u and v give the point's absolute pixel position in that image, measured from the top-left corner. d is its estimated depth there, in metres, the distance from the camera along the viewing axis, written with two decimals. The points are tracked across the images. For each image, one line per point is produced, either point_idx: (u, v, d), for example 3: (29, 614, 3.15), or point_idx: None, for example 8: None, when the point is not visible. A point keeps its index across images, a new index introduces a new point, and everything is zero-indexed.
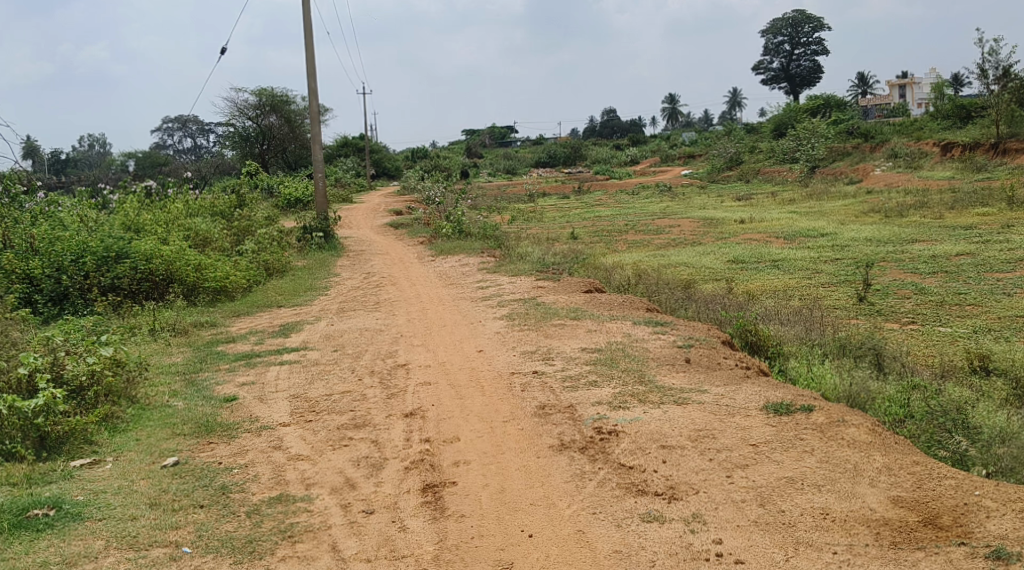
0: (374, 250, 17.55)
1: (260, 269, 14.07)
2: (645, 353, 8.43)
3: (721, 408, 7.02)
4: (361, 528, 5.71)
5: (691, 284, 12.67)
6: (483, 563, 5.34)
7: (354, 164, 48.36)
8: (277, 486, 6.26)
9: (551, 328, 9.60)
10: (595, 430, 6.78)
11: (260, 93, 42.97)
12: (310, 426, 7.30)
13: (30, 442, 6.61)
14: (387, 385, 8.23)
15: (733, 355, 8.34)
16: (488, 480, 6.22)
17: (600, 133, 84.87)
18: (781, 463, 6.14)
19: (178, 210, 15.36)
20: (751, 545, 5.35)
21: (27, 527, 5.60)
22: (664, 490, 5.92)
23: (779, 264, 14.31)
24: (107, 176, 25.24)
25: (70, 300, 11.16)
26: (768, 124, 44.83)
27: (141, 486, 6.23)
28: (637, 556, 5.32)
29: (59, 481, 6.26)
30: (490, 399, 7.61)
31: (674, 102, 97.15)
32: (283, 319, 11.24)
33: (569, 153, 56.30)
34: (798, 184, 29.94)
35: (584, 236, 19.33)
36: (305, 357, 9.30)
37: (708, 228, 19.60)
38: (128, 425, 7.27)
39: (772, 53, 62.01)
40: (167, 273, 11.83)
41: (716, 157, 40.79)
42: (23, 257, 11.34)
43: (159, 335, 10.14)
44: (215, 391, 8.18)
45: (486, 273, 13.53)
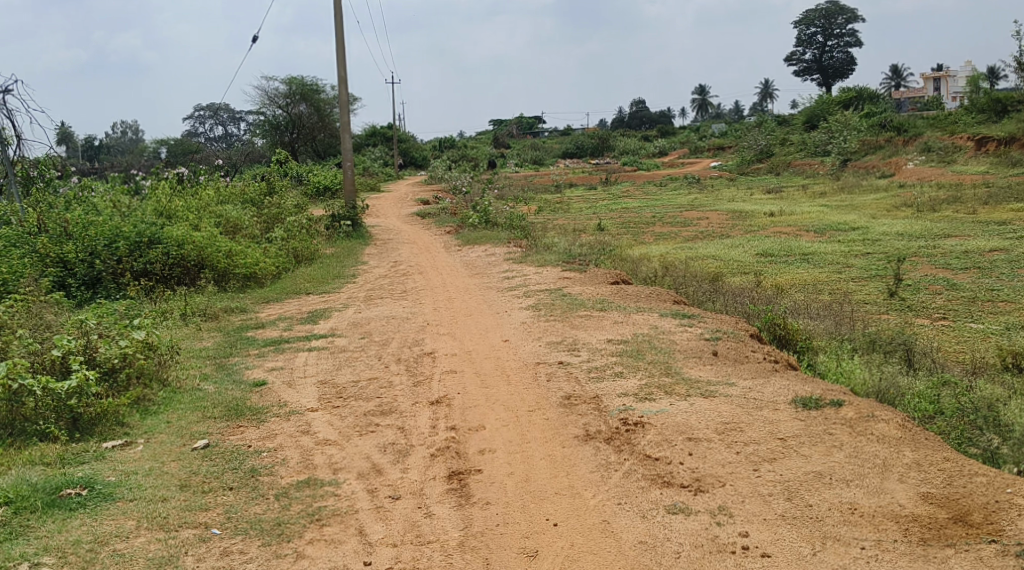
0: (401, 239, 17.63)
1: (289, 257, 14.16)
2: (671, 345, 8.40)
3: (748, 401, 6.98)
4: (387, 513, 5.75)
5: (718, 277, 12.57)
6: (507, 550, 5.36)
7: (382, 155, 48.57)
8: (306, 470, 6.32)
9: (576, 319, 9.57)
10: (621, 421, 6.77)
11: (291, 82, 43.30)
12: (338, 412, 7.35)
13: (63, 423, 6.73)
14: (413, 372, 8.27)
15: (761, 348, 8.29)
16: (513, 469, 6.23)
17: (629, 124, 84.48)
18: (809, 457, 6.11)
19: (209, 197, 15.51)
20: (778, 539, 5.32)
21: (60, 507, 5.70)
22: (690, 482, 5.90)
23: (809, 258, 14.16)
24: (140, 162, 25.47)
25: (103, 284, 11.31)
26: (800, 116, 44.41)
27: (172, 467, 6.32)
28: (662, 548, 5.31)
29: (91, 462, 6.36)
30: (516, 389, 7.63)
31: (704, 93, 96.50)
32: (311, 306, 11.33)
33: (597, 143, 56.01)
34: (829, 177, 29.56)
35: (612, 228, 19.21)
36: (333, 343, 9.37)
37: (737, 220, 19.42)
38: (159, 407, 7.37)
39: (804, 45, 61.31)
40: (198, 259, 11.97)
41: (745, 148, 40.39)
42: (56, 240, 11.41)
43: (190, 320, 10.25)
44: (245, 375, 8.27)
45: (512, 263, 13.53)
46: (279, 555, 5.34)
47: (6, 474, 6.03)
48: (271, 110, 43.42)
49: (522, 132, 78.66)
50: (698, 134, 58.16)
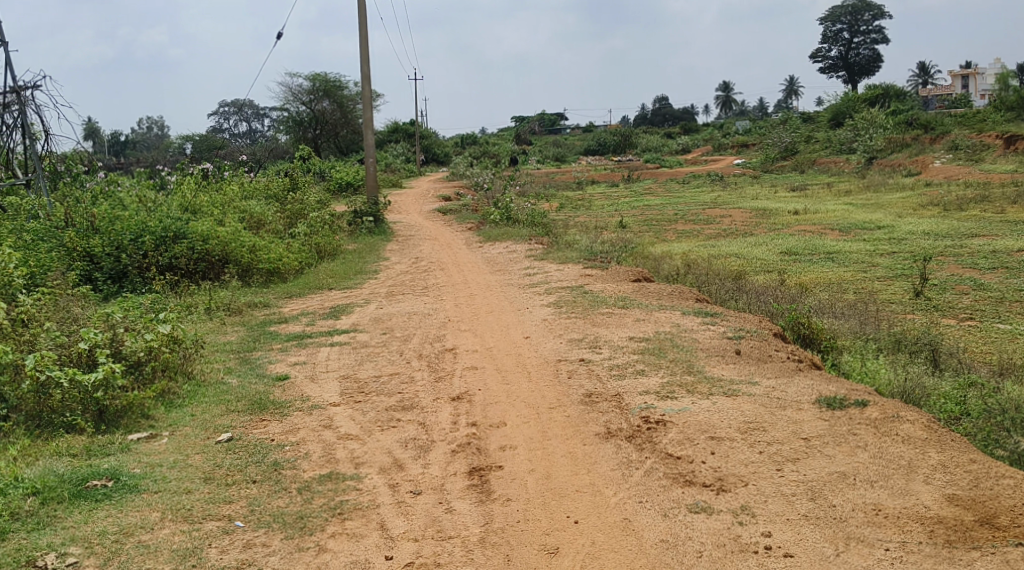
0: (423, 235, 17.65)
1: (312, 252, 14.24)
2: (694, 344, 8.36)
3: (771, 401, 6.94)
4: (409, 508, 5.77)
5: (742, 275, 12.51)
6: (528, 547, 5.36)
7: (405, 151, 48.69)
8: (328, 464, 6.35)
9: (598, 316, 9.55)
10: (642, 419, 6.75)
11: (314, 78, 43.66)
12: (360, 407, 7.38)
13: (90, 415, 6.80)
14: (435, 368, 8.29)
15: (785, 348, 8.24)
16: (534, 466, 6.23)
17: (652, 120, 84.13)
18: (833, 457, 6.06)
19: (233, 193, 15.60)
20: (802, 539, 5.29)
21: (86, 497, 5.75)
22: (712, 481, 5.87)
23: (833, 257, 14.04)
24: (166, 157, 25.75)
25: (129, 278, 11.41)
26: (825, 113, 44.05)
27: (196, 460, 6.37)
28: (683, 547, 5.29)
29: (117, 454, 6.42)
30: (537, 385, 7.63)
31: (728, 90, 95.98)
32: (334, 301, 11.37)
33: (620, 140, 55.89)
34: (855, 175, 29.31)
35: (633, 226, 19.15)
36: (355, 338, 9.40)
37: (761, 219, 19.29)
38: (184, 401, 7.44)
39: (830, 41, 60.79)
40: (223, 254, 12.07)
41: (769, 145, 40.14)
42: (83, 234, 11.51)
43: (214, 314, 10.34)
44: (268, 369, 8.33)
45: (533, 260, 13.53)
46: (301, 548, 5.37)
47: (33, 464, 6.10)
48: (295, 107, 44.09)
49: (544, 129, 78.71)
50: (722, 131, 57.88)
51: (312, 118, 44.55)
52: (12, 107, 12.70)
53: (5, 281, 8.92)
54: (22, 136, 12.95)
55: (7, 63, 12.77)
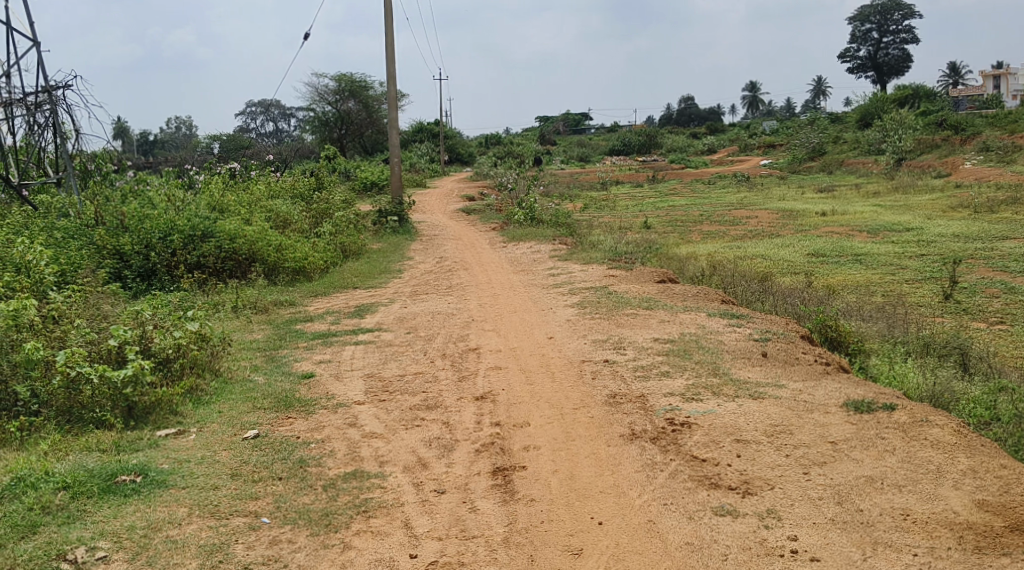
0: (447, 235, 17.66)
1: (337, 251, 14.31)
2: (719, 346, 8.31)
3: (799, 404, 6.89)
4: (433, 507, 5.78)
5: (768, 277, 12.43)
6: (552, 547, 5.36)
7: (429, 150, 48.80)
8: (353, 462, 6.38)
9: (622, 317, 9.52)
10: (667, 421, 6.73)
11: (340, 78, 43.83)
12: (384, 405, 7.42)
13: (119, 411, 6.87)
14: (459, 367, 8.31)
15: (812, 351, 8.18)
16: (558, 467, 6.23)
17: (677, 120, 83.76)
18: (861, 461, 6.01)
19: (260, 192, 15.72)
20: (828, 543, 5.25)
21: (116, 492, 5.82)
22: (738, 484, 5.84)
23: (861, 259, 13.91)
24: (194, 156, 25.94)
25: (158, 276, 11.51)
26: (854, 114, 43.64)
27: (223, 456, 6.42)
28: (709, 550, 5.26)
29: (145, 450, 6.49)
30: (561, 386, 7.62)
31: (754, 90, 95.30)
32: (358, 300, 11.42)
33: (645, 140, 55.68)
34: (884, 176, 28.99)
35: (658, 226, 19.08)
36: (379, 338, 9.44)
37: (788, 220, 19.15)
38: (211, 398, 7.51)
39: (859, 41, 60.22)
40: (249, 252, 12.16)
41: (796, 146, 39.81)
42: (113, 233, 11.64)
43: (241, 312, 10.43)
44: (294, 367, 8.40)
45: (558, 260, 13.51)
46: (326, 545, 5.40)
47: (64, 459, 6.18)
48: (321, 107, 44.43)
49: (568, 129, 78.56)
50: (748, 131, 57.44)
51: (338, 119, 44.84)
52: (44, 107, 12.92)
53: (37, 280, 9.05)
54: (53, 135, 13.15)
55: (39, 63, 12.98)
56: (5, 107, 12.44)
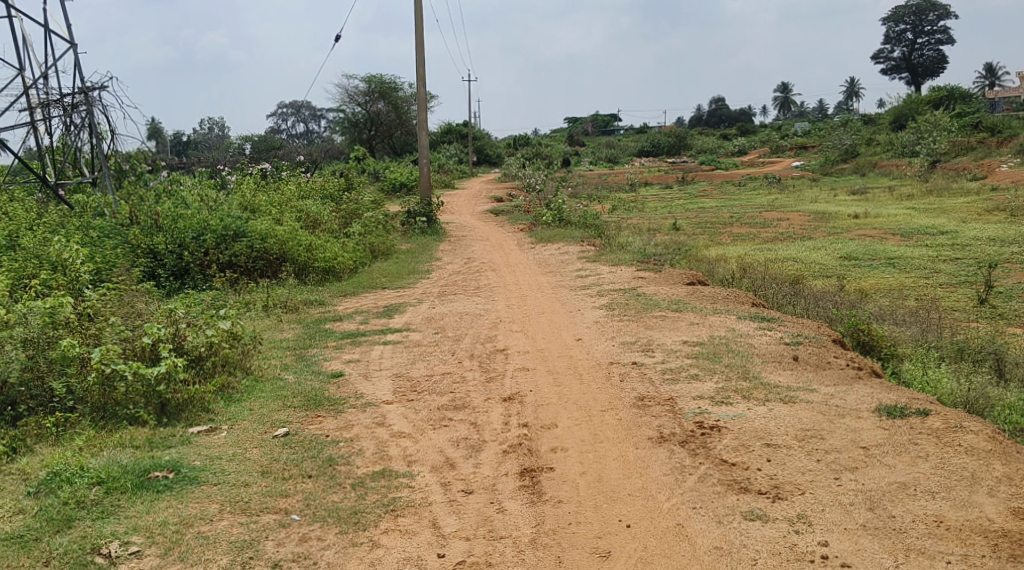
0: (476, 236, 17.71)
1: (366, 252, 14.40)
2: (750, 349, 8.25)
3: (830, 409, 6.82)
4: (461, 507, 5.80)
5: (798, 280, 12.33)
6: (580, 550, 5.35)
7: (458, 152, 48.96)
8: (381, 461, 6.41)
9: (651, 319, 9.49)
10: (696, 424, 6.69)
11: (370, 79, 44.03)
12: (412, 405, 7.44)
13: (152, 408, 6.96)
14: (487, 368, 8.33)
15: (844, 355, 8.10)
16: (586, 469, 6.21)
17: (708, 121, 83.29)
18: (893, 467, 5.94)
19: (290, 193, 15.85)
20: (859, 549, 5.21)
21: (148, 488, 5.89)
22: (768, 489, 5.79)
23: (894, 262, 13.76)
24: (226, 156, 26.19)
25: (190, 275, 11.64)
26: (887, 115, 43.15)
27: (254, 454, 6.48)
28: (738, 554, 5.23)
29: (178, 446, 6.57)
30: (589, 388, 7.61)
31: (786, 91, 94.47)
32: (387, 301, 11.48)
33: (674, 141, 55.41)
34: (918, 178, 28.64)
35: (687, 228, 18.98)
36: (408, 338, 9.48)
37: (819, 222, 18.98)
38: (242, 395, 7.58)
39: (894, 42, 59.57)
40: (280, 252, 12.25)
41: (828, 148, 39.43)
42: (148, 232, 11.80)
43: (272, 311, 10.52)
44: (324, 366, 8.46)
45: (586, 261, 13.49)
46: (355, 543, 5.43)
47: (98, 455, 6.27)
48: (351, 108, 44.75)
49: (597, 130, 78.35)
50: (779, 133, 56.95)
51: (368, 120, 45.14)
52: (80, 108, 13.14)
53: (73, 278, 9.19)
54: (89, 136, 13.36)
55: (76, 64, 13.22)
56: (42, 107, 12.66)
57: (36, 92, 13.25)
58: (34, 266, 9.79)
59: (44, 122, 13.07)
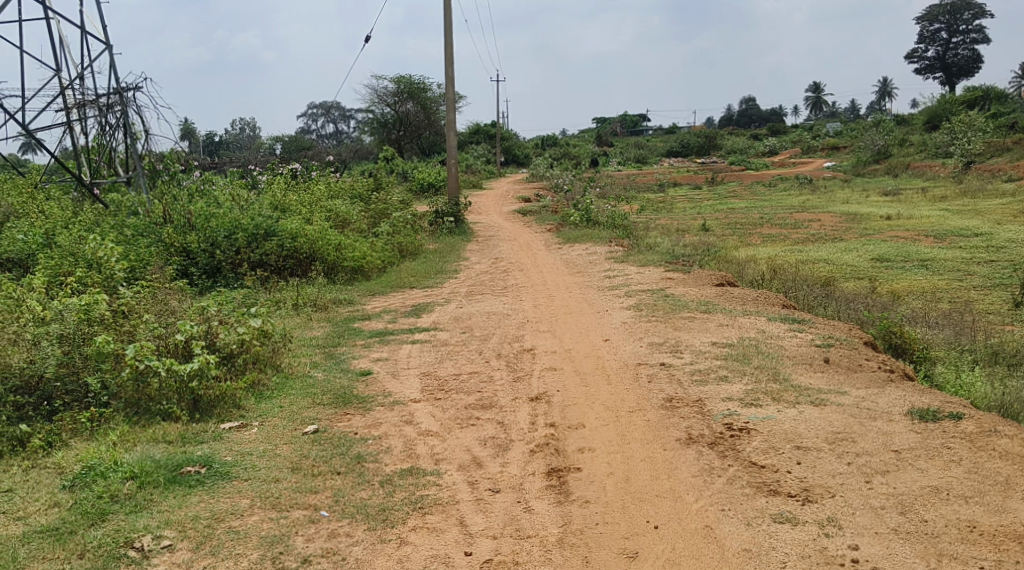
0: (504, 236, 17.74)
1: (394, 251, 14.46)
2: (780, 351, 8.19)
3: (861, 412, 6.76)
4: (488, 506, 5.81)
5: (829, 282, 12.20)
6: (608, 550, 5.35)
7: (486, 153, 49.02)
8: (409, 459, 6.44)
9: (679, 320, 9.46)
10: (725, 426, 6.65)
11: (399, 80, 44.11)
12: (440, 404, 7.46)
13: (185, 404, 7.03)
14: (514, 368, 8.33)
15: (876, 357, 8.02)
16: (614, 470, 6.20)
17: (738, 121, 82.73)
18: (926, 471, 5.88)
19: (320, 193, 15.96)
20: (891, 553, 5.16)
21: (181, 483, 5.97)
22: (798, 492, 5.75)
23: (927, 264, 13.59)
24: (257, 156, 26.42)
25: (223, 273, 11.75)
26: (921, 116, 42.63)
27: (284, 450, 6.54)
28: (767, 556, 5.20)
29: (209, 442, 6.64)
30: (617, 388, 7.59)
31: (818, 91, 93.53)
32: (414, 300, 11.54)
33: (703, 141, 55.09)
34: (952, 179, 28.27)
35: (717, 228, 18.87)
36: (435, 337, 9.52)
37: (851, 223, 18.79)
38: (273, 392, 7.65)
39: (928, 41, 58.85)
40: (310, 251, 12.33)
41: (861, 149, 38.99)
42: (181, 231, 11.96)
43: (301, 309, 10.60)
44: (352, 365, 8.51)
45: (614, 262, 13.47)
46: (383, 540, 5.47)
47: (132, 450, 6.36)
48: (380, 108, 44.94)
49: (627, 131, 78.01)
50: (811, 133, 56.43)
51: (396, 120, 45.33)
52: (115, 108, 13.34)
53: (107, 276, 9.34)
54: (124, 135, 13.55)
55: (111, 65, 13.42)
56: (78, 107, 12.86)
57: (73, 93, 13.46)
58: (70, 264, 9.96)
59: (80, 122, 13.27)
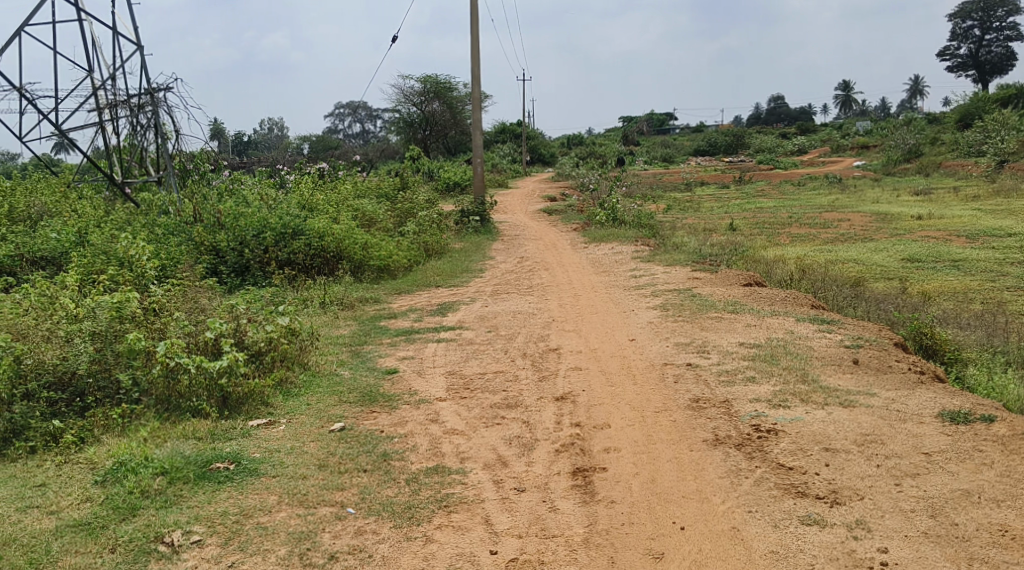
0: (530, 235, 17.73)
1: (420, 250, 14.50)
2: (809, 352, 8.12)
3: (891, 413, 6.69)
4: (513, 505, 5.82)
5: (859, 283, 12.08)
6: (633, 550, 5.34)
7: (512, 152, 49.03)
8: (434, 457, 6.47)
9: (707, 320, 9.42)
10: (752, 428, 6.61)
11: (424, 80, 44.02)
12: (465, 403, 7.48)
13: (214, 401, 7.10)
14: (539, 367, 8.33)
15: (907, 358, 7.93)
16: (639, 470, 6.19)
17: (766, 120, 82.10)
18: (956, 474, 5.80)
19: (347, 192, 16.04)
20: (921, 557, 5.10)
21: (211, 479, 6.03)
22: (826, 494, 5.70)
23: (959, 265, 13.42)
24: (286, 156, 26.57)
25: (251, 272, 11.84)
26: (953, 114, 42.08)
27: (311, 448, 6.59)
28: (794, 559, 5.16)
29: (238, 438, 6.71)
30: (643, 388, 7.57)
31: (848, 89, 92.54)
32: (440, 299, 11.56)
33: (731, 140, 54.72)
34: (985, 178, 27.88)
35: (745, 228, 18.74)
36: (461, 336, 9.54)
37: (881, 223, 18.59)
38: (300, 390, 7.71)
39: (961, 39, 58.10)
40: (337, 250, 12.40)
41: (891, 147, 38.55)
42: (210, 230, 12.08)
43: (328, 308, 10.66)
44: (378, 363, 8.55)
45: (640, 261, 13.43)
46: (409, 537, 5.49)
47: (162, 446, 6.43)
48: (406, 108, 45.06)
49: (653, 130, 77.71)
50: (841, 131, 55.87)
51: (422, 119, 45.46)
52: (146, 108, 13.50)
53: (139, 274, 9.46)
54: (155, 136, 13.71)
55: (142, 66, 13.57)
56: (110, 107, 13.01)
57: (105, 94, 13.63)
58: (102, 262, 10.09)
59: (112, 122, 13.44)
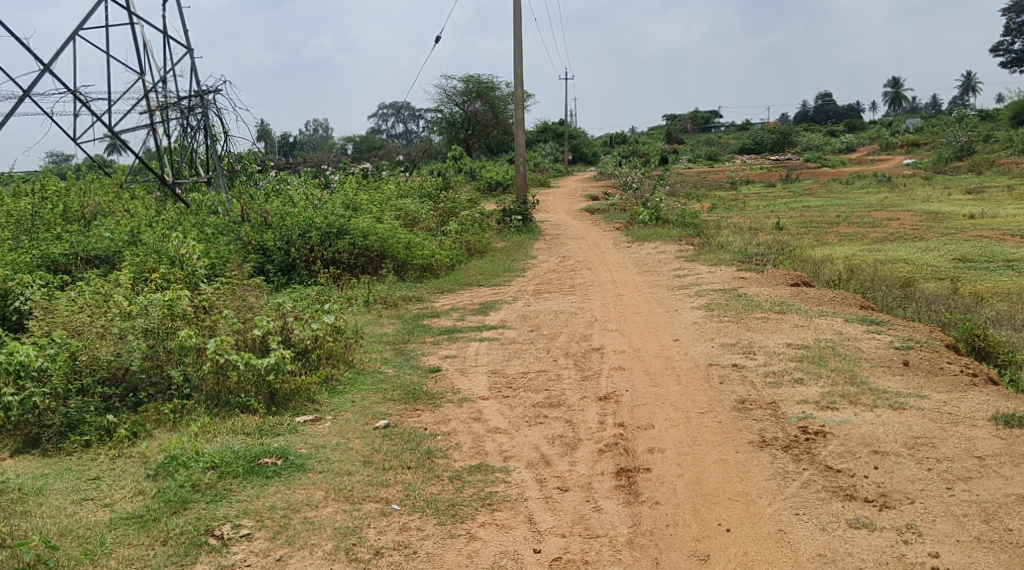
0: (573, 234, 17.69)
1: (463, 249, 14.56)
2: (857, 353, 8.00)
3: (942, 416, 6.57)
4: (557, 504, 5.82)
5: (910, 283, 11.85)
6: (677, 552, 5.31)
7: (554, 151, 49.03)
8: (478, 455, 6.49)
9: (752, 321, 9.33)
10: (800, 429, 6.54)
11: (467, 81, 44.43)
12: (508, 402, 7.50)
13: (262, 397, 7.21)
14: (582, 367, 8.32)
15: (959, 361, 7.78)
16: (684, 471, 6.15)
17: (814, 118, 81.00)
18: (1011, 479, 5.68)
19: (390, 192, 16.16)
20: (973, 562, 5.00)
21: (259, 474, 6.12)
22: (875, 497, 5.61)
23: (1013, 265, 13.12)
24: (331, 157, 26.88)
25: (297, 271, 11.98)
26: (1008, 111, 41.12)
27: (356, 444, 6.65)
28: (842, 562, 5.09)
29: (286, 434, 6.80)
30: (688, 389, 7.52)
31: (898, 86, 90.87)
32: (483, 298, 11.60)
33: (776, 139, 54.09)
34: None
35: (791, 227, 18.52)
36: (503, 335, 9.57)
37: (933, 222, 18.24)
38: (345, 387, 7.79)
39: (1015, 33, 56.76)
40: (381, 249, 12.52)
41: (942, 145, 37.79)
42: (258, 229, 12.26)
43: (372, 306, 10.75)
44: (422, 362, 8.60)
45: (684, 261, 13.34)
46: (453, 535, 5.52)
47: (212, 440, 6.54)
48: (449, 108, 45.32)
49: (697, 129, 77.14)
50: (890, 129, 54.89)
51: (465, 120, 45.69)
52: (196, 109, 13.73)
53: (189, 272, 9.63)
54: (204, 137, 13.94)
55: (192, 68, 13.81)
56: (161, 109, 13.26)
57: (156, 96, 13.89)
58: (154, 261, 10.30)
59: (163, 124, 13.68)
